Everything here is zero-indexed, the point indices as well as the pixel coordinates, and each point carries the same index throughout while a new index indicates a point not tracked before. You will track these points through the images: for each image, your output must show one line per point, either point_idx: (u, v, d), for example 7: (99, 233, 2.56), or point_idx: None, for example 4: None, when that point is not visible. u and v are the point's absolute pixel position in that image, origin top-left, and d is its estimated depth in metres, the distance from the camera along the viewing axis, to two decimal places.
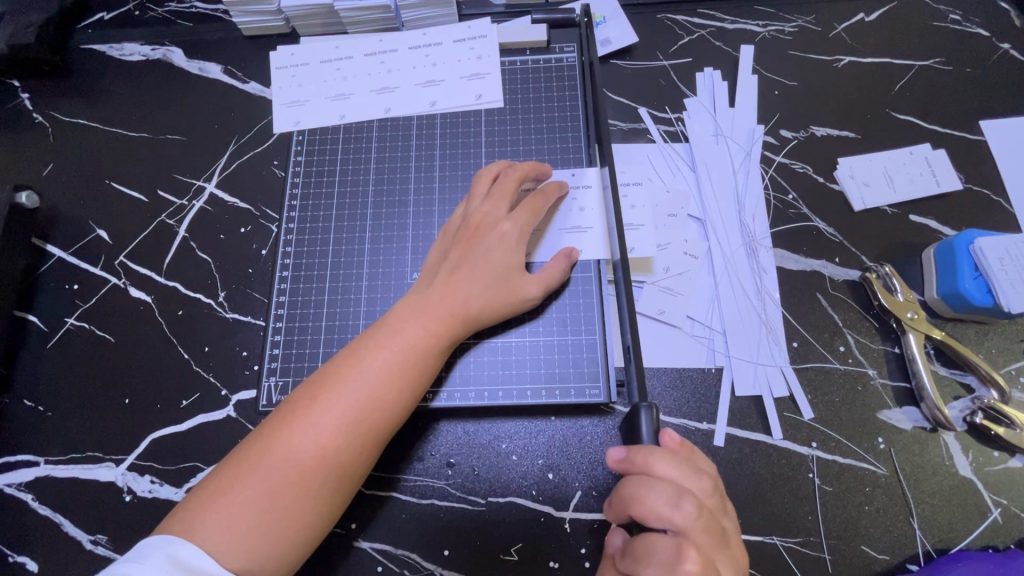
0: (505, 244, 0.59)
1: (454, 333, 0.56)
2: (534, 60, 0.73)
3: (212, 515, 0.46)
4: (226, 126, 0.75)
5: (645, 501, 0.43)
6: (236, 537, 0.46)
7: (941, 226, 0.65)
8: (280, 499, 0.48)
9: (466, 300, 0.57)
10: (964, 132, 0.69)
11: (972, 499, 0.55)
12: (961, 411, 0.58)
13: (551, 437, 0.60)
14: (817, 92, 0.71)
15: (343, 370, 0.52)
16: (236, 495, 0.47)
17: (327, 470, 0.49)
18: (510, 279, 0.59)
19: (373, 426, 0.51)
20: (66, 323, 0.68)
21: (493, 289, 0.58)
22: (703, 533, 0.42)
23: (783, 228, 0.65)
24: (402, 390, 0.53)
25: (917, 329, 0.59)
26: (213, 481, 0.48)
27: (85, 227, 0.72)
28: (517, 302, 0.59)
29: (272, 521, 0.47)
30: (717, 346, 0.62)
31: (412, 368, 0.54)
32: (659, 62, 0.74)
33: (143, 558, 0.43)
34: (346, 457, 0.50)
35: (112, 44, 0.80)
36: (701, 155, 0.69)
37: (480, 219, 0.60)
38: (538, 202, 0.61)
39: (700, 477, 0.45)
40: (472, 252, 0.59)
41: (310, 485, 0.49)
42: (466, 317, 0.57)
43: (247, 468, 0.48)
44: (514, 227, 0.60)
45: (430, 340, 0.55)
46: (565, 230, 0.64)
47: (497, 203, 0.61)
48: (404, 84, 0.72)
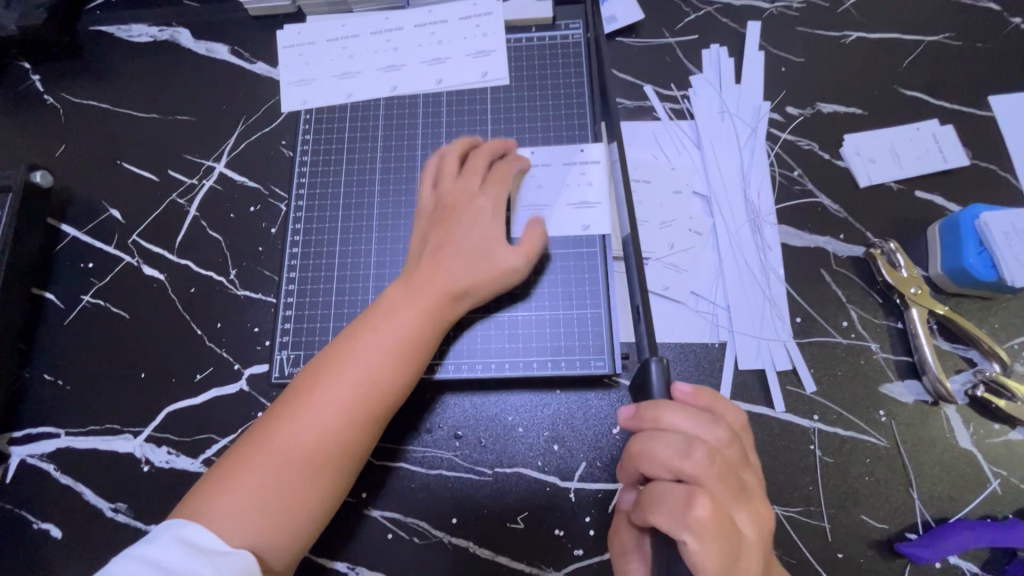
0: (481, 219, 0.60)
1: (443, 308, 0.57)
2: (539, 38, 0.73)
3: (223, 499, 0.48)
4: (234, 106, 0.76)
5: (655, 452, 0.43)
6: (248, 518, 0.48)
7: (946, 202, 0.65)
8: (287, 480, 0.49)
9: (451, 276, 0.57)
10: (971, 108, 0.68)
11: (972, 471, 0.56)
12: (963, 385, 0.58)
13: (556, 410, 0.61)
14: (824, 69, 0.71)
15: (338, 354, 0.53)
16: (242, 479, 0.49)
17: (329, 450, 0.51)
18: (492, 252, 0.59)
19: (373, 405, 0.52)
20: (82, 300, 0.69)
21: (478, 265, 0.58)
22: (715, 478, 0.42)
23: (788, 205, 0.66)
24: (397, 367, 0.54)
25: (920, 304, 0.60)
26: (220, 468, 0.50)
27: (99, 206, 0.73)
28: (504, 273, 0.59)
29: (282, 500, 0.49)
30: (721, 320, 0.62)
31: (406, 346, 0.54)
32: (666, 39, 0.73)
33: (156, 540, 0.44)
34: (345, 434, 0.51)
35: (120, 25, 0.81)
36: (706, 131, 0.69)
37: (455, 198, 0.61)
38: (504, 174, 0.63)
39: (714, 425, 0.45)
40: (453, 229, 0.59)
41: (315, 464, 0.50)
42: (455, 292, 0.57)
43: (252, 453, 0.50)
44: (488, 201, 0.61)
45: (421, 317, 0.56)
46: (570, 206, 0.65)
47: (468, 181, 0.62)
48: (410, 62, 0.73)
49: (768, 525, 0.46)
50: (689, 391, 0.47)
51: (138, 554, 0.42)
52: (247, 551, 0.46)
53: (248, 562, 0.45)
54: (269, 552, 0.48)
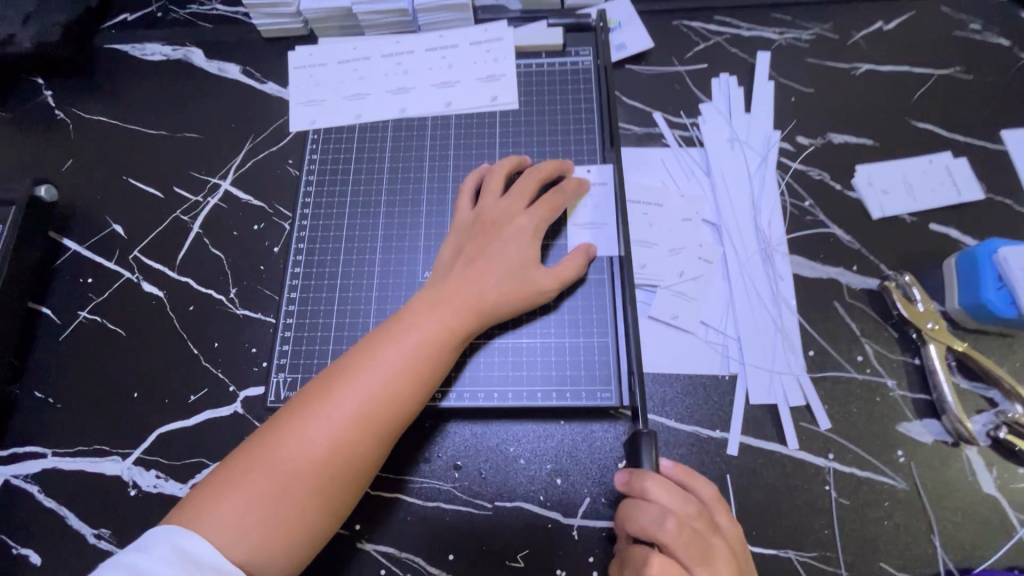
0: (519, 239, 0.59)
1: (469, 327, 0.56)
2: (550, 63, 0.73)
3: (221, 506, 0.46)
4: (242, 124, 0.76)
5: (634, 520, 0.47)
6: (243, 528, 0.45)
7: (962, 235, 0.63)
8: (289, 492, 0.47)
9: (481, 294, 0.56)
10: (985, 141, 0.68)
11: (996, 518, 0.53)
12: (985, 425, 0.56)
13: (560, 441, 0.59)
14: (834, 100, 0.71)
15: (357, 362, 0.52)
16: (245, 487, 0.47)
17: (339, 464, 0.49)
18: (525, 274, 0.58)
19: (384, 420, 0.51)
20: (79, 315, 0.68)
21: (509, 282, 0.57)
22: (687, 550, 0.45)
23: (799, 235, 0.64)
24: (415, 383, 0.52)
25: (938, 339, 0.58)
26: (222, 472, 0.48)
27: (102, 221, 0.73)
28: (535, 295, 0.58)
29: (281, 512, 0.47)
30: (731, 352, 0.60)
31: (427, 362, 0.53)
32: (675, 67, 0.73)
33: (149, 549, 0.42)
34: (358, 451, 0.49)
35: (135, 44, 0.82)
36: (716, 159, 0.68)
37: (497, 215, 0.61)
38: (557, 199, 0.62)
39: (688, 498, 0.47)
40: (488, 246, 0.59)
41: (319, 478, 0.48)
42: (481, 310, 0.56)
43: (255, 459, 0.48)
44: (530, 222, 0.60)
45: (445, 334, 0.54)
46: (583, 227, 0.64)
47: (516, 199, 0.61)
48: (420, 85, 0.73)
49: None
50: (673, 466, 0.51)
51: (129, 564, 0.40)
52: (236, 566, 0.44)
53: None
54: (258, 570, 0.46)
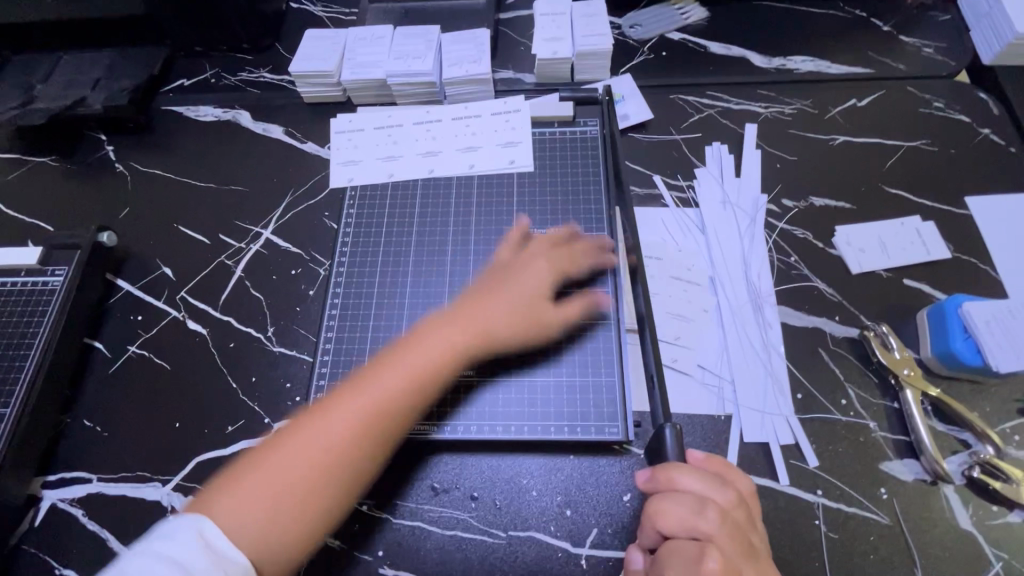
0: (533, 275, 0.68)
1: (473, 348, 0.63)
2: (561, 131, 0.83)
3: (234, 496, 0.51)
4: (284, 179, 0.84)
5: (670, 512, 0.48)
6: (252, 515, 0.50)
7: (933, 290, 0.70)
8: (291, 474, 0.53)
9: (489, 320, 0.65)
10: (951, 205, 0.76)
11: (974, 553, 0.58)
12: (960, 465, 0.61)
13: (569, 474, 0.64)
14: (815, 167, 0.79)
15: (373, 372, 0.60)
16: (253, 476, 0.52)
17: (339, 450, 0.54)
18: (533, 310, 0.66)
19: (382, 422, 0.57)
20: (128, 350, 0.74)
21: (515, 312, 0.66)
22: (727, 538, 0.47)
23: (786, 287, 0.71)
24: (411, 391, 0.59)
25: (913, 384, 0.64)
26: (235, 467, 0.54)
27: (153, 264, 0.80)
28: (537, 324, 0.66)
29: (284, 503, 0.52)
30: (726, 393, 0.66)
31: (428, 374, 0.60)
32: (672, 135, 0.83)
33: (168, 538, 0.45)
34: (360, 449, 0.55)
35: (190, 106, 0.92)
36: (710, 219, 0.76)
37: (517, 254, 0.71)
38: (569, 243, 0.72)
39: (723, 487, 0.49)
40: (507, 278, 0.68)
41: (319, 462, 0.54)
42: (488, 335, 0.64)
43: (267, 455, 0.54)
44: (540, 258, 0.70)
45: (449, 343, 0.62)
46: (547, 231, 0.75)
47: (537, 245, 0.71)
48: (447, 149, 0.82)
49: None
50: (701, 457, 0.53)
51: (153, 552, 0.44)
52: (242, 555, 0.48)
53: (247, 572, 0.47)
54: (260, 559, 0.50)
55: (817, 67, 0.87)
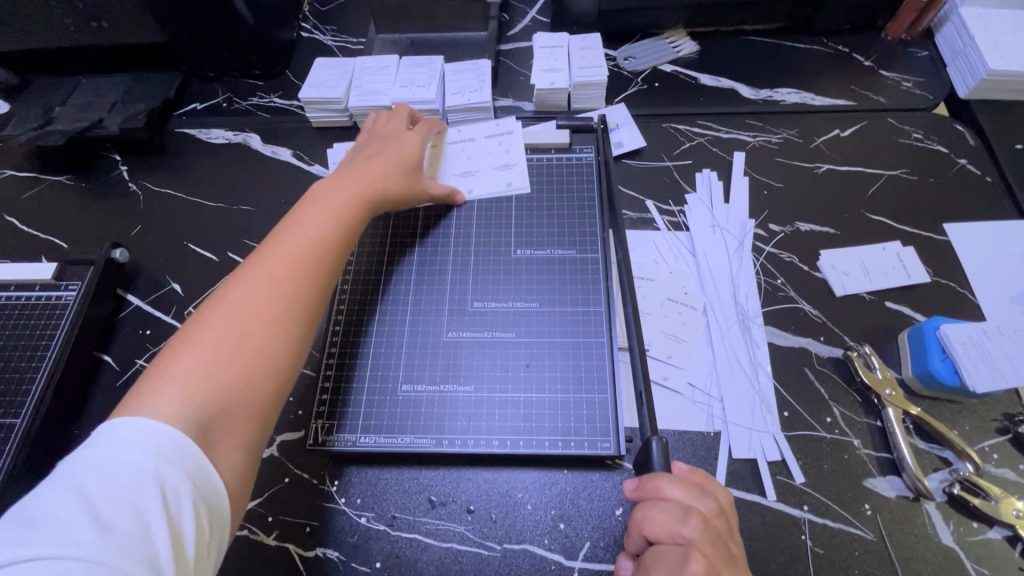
0: (404, 145, 0.79)
1: (370, 204, 0.72)
2: (557, 158, 0.86)
3: (159, 387, 0.50)
4: (291, 200, 0.88)
5: (656, 518, 0.51)
6: (193, 392, 0.50)
7: (913, 312, 0.73)
8: (235, 337, 0.55)
9: (382, 182, 0.74)
10: (930, 232, 0.79)
11: (956, 569, 0.59)
12: (941, 482, 0.63)
13: (563, 489, 0.66)
14: (800, 193, 0.83)
15: (276, 239, 0.64)
16: (189, 357, 0.53)
17: (277, 315, 0.58)
18: (412, 179, 0.78)
19: (319, 254, 0.63)
20: (136, 363, 0.77)
21: (402, 172, 0.76)
22: (709, 544, 0.49)
23: (773, 308, 0.74)
24: (336, 230, 0.66)
25: (895, 403, 0.66)
26: (161, 361, 0.53)
27: (163, 280, 0.83)
28: (420, 185, 0.78)
29: (220, 372, 0.52)
30: (715, 411, 0.68)
31: (339, 219, 0.67)
32: (664, 162, 0.86)
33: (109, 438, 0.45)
34: (302, 269, 0.61)
35: (202, 129, 0.96)
36: (700, 242, 0.79)
37: (386, 130, 0.80)
38: (430, 124, 0.84)
39: (704, 497, 0.52)
40: (381, 146, 0.78)
41: (264, 320, 0.57)
42: (380, 191, 0.73)
43: (194, 331, 0.55)
44: (415, 136, 0.80)
45: (325, 225, 0.66)
46: (458, 175, 0.84)
47: (396, 122, 0.82)
48: (445, 173, 0.85)
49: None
50: (686, 469, 0.56)
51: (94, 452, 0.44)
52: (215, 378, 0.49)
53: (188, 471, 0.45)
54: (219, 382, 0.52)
55: (802, 99, 0.92)
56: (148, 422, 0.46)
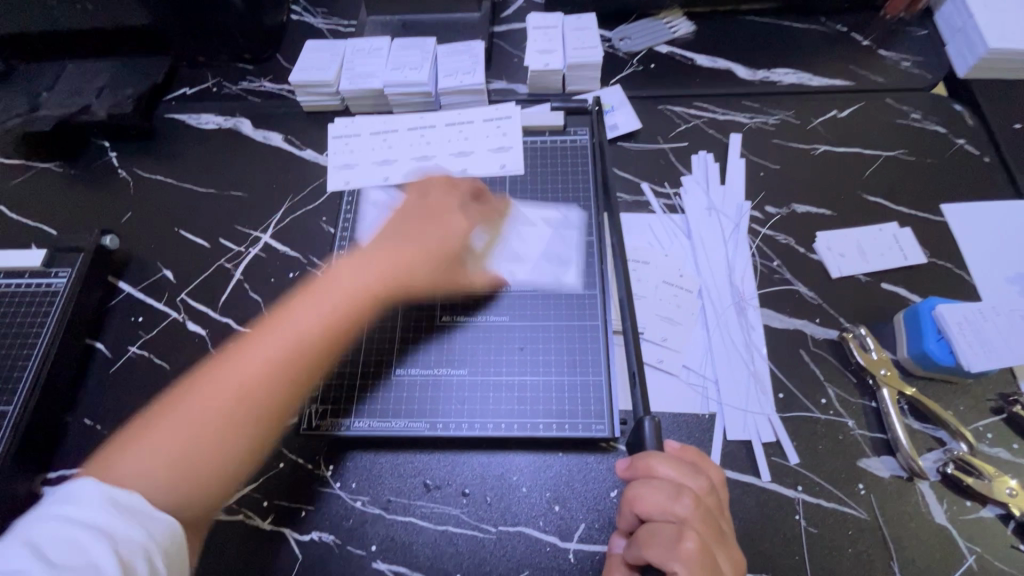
0: (433, 236, 0.73)
1: (353, 313, 0.69)
2: (551, 140, 0.85)
3: (138, 448, 0.55)
4: (283, 185, 0.87)
5: (649, 498, 0.50)
6: (155, 460, 0.54)
7: (909, 293, 0.73)
8: (191, 422, 0.57)
9: (366, 285, 0.70)
10: (927, 213, 0.78)
11: (949, 547, 0.60)
12: (935, 462, 0.63)
13: (558, 471, 0.66)
14: (797, 175, 0.82)
15: (249, 340, 0.65)
16: (157, 429, 0.56)
17: (222, 436, 0.58)
18: (445, 272, 0.74)
19: (273, 377, 0.62)
20: (129, 350, 0.76)
21: (428, 266, 0.72)
22: (702, 523, 0.48)
23: (769, 290, 0.74)
24: (286, 361, 0.63)
25: (890, 384, 0.66)
26: (148, 419, 0.58)
27: (155, 267, 0.82)
28: (461, 287, 0.74)
29: (182, 440, 0.56)
30: (710, 393, 0.68)
31: (295, 354, 0.64)
32: (660, 145, 0.85)
33: (78, 499, 0.48)
34: (245, 412, 0.60)
35: (192, 115, 0.94)
36: (695, 225, 0.78)
37: (424, 210, 0.75)
38: (486, 209, 0.78)
39: (698, 476, 0.51)
40: (386, 248, 0.73)
41: (215, 431, 0.57)
42: (364, 296, 0.70)
43: (175, 401, 0.59)
44: (457, 221, 0.74)
45: (282, 355, 0.63)
46: (514, 256, 0.76)
47: (428, 209, 0.75)
48: (439, 153, 0.84)
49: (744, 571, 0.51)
50: (677, 447, 0.55)
51: (65, 515, 0.46)
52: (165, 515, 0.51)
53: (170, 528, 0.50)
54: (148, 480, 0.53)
55: (800, 79, 0.91)
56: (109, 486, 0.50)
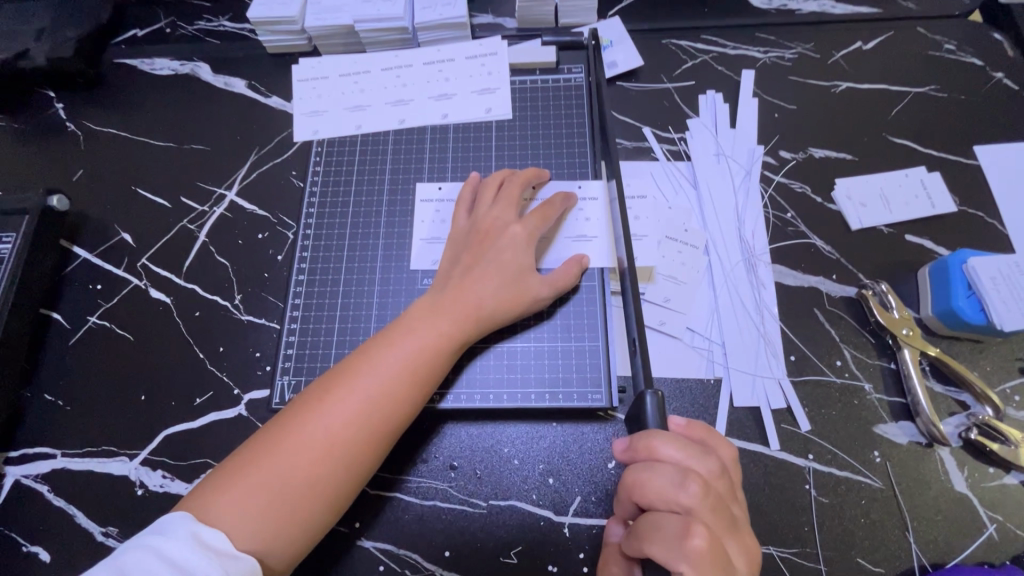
0: (515, 246, 0.61)
1: (465, 333, 0.58)
2: (543, 80, 0.77)
3: (221, 500, 0.47)
4: (248, 137, 0.79)
5: (651, 484, 0.45)
6: (233, 520, 0.46)
7: (936, 246, 0.66)
8: (290, 469, 0.48)
9: (478, 300, 0.58)
10: (958, 156, 0.71)
11: (968, 515, 0.56)
12: (957, 427, 0.59)
13: (552, 442, 0.61)
14: (816, 116, 0.74)
15: (354, 367, 0.53)
16: (250, 477, 0.48)
17: (335, 470, 0.50)
18: (521, 280, 0.61)
19: (388, 407, 0.52)
20: (88, 321, 0.70)
21: (505, 290, 0.60)
22: (710, 512, 0.44)
23: (781, 245, 0.67)
24: (416, 378, 0.54)
25: (912, 344, 0.61)
26: (236, 460, 0.49)
27: (111, 230, 0.75)
28: (529, 301, 0.61)
29: (293, 488, 0.48)
30: (715, 357, 0.63)
31: (422, 367, 0.55)
32: (664, 84, 0.77)
33: (169, 533, 0.43)
34: (360, 439, 0.51)
35: (145, 59, 0.85)
36: (702, 173, 0.71)
37: (489, 224, 0.63)
38: (548, 209, 0.64)
39: (706, 457, 0.46)
40: (484, 255, 0.61)
41: (315, 474, 0.49)
42: (478, 316, 0.58)
43: (280, 432, 0.50)
44: (524, 230, 0.62)
45: (427, 365, 0.55)
46: (572, 239, 0.66)
47: (505, 208, 0.64)
48: (418, 97, 0.76)
49: (756, 557, 0.47)
50: (682, 424, 0.51)
51: (152, 548, 0.41)
52: (246, 554, 0.45)
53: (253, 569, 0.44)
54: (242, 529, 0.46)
55: (821, 7, 0.81)
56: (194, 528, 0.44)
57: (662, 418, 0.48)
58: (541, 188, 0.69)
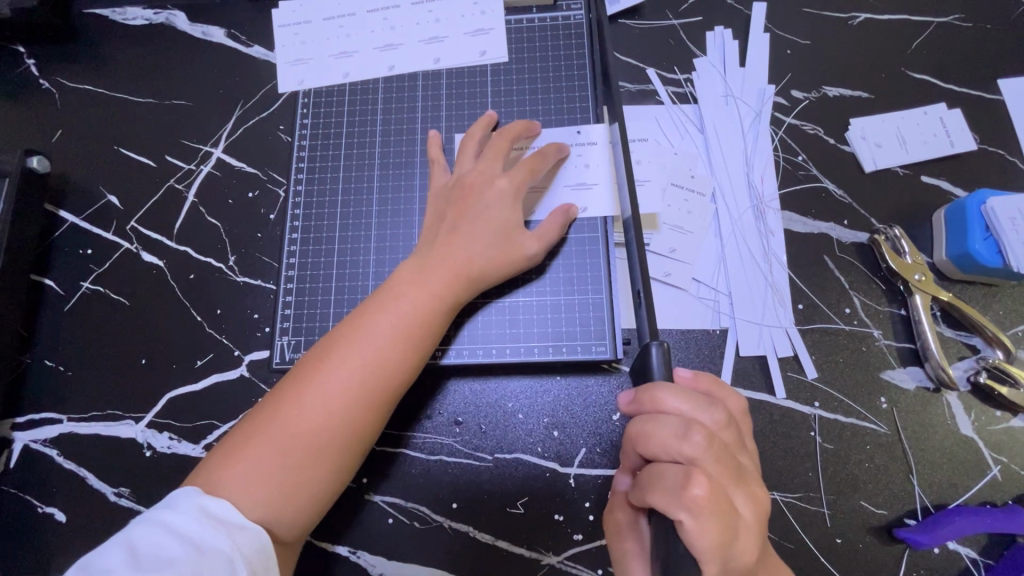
0: (502, 202, 0.59)
1: (458, 293, 0.56)
2: (541, 18, 0.72)
3: (229, 473, 0.46)
4: (231, 90, 0.75)
5: (652, 437, 0.42)
6: (244, 491, 0.46)
7: (953, 187, 0.64)
8: (294, 439, 0.48)
9: (467, 259, 0.57)
10: (981, 91, 0.67)
11: (973, 457, 0.56)
12: (966, 371, 0.58)
13: (556, 396, 0.61)
14: (831, 51, 0.70)
15: (347, 334, 0.52)
16: (256, 450, 0.47)
17: (337, 436, 0.49)
18: (510, 237, 0.58)
19: (387, 371, 0.51)
20: (82, 286, 0.69)
21: (495, 248, 0.58)
22: (715, 461, 0.41)
23: (792, 190, 0.65)
24: (412, 340, 0.53)
25: (924, 290, 0.59)
26: (238, 433, 0.49)
27: (97, 192, 0.73)
28: (521, 259, 0.59)
29: (298, 456, 0.48)
30: (722, 307, 0.62)
31: (418, 330, 0.54)
32: (669, 21, 0.72)
33: (177, 505, 0.43)
34: (361, 407, 0.50)
35: (115, 8, 0.79)
36: (709, 116, 0.68)
37: (474, 179, 0.60)
38: (537, 162, 0.61)
39: (714, 408, 0.43)
40: (467, 211, 0.59)
41: (319, 441, 0.49)
42: (469, 275, 0.57)
43: (281, 405, 0.49)
44: (511, 184, 0.59)
45: (423, 327, 0.54)
46: (572, 188, 0.64)
47: (491, 162, 0.61)
48: (408, 41, 0.72)
49: (765, 506, 0.44)
50: (689, 376, 0.47)
51: (159, 521, 0.42)
52: (256, 524, 0.45)
53: (263, 540, 0.44)
54: (254, 500, 0.46)
55: None
56: (205, 500, 0.43)
57: (668, 368, 0.45)
58: (532, 140, 0.66)
